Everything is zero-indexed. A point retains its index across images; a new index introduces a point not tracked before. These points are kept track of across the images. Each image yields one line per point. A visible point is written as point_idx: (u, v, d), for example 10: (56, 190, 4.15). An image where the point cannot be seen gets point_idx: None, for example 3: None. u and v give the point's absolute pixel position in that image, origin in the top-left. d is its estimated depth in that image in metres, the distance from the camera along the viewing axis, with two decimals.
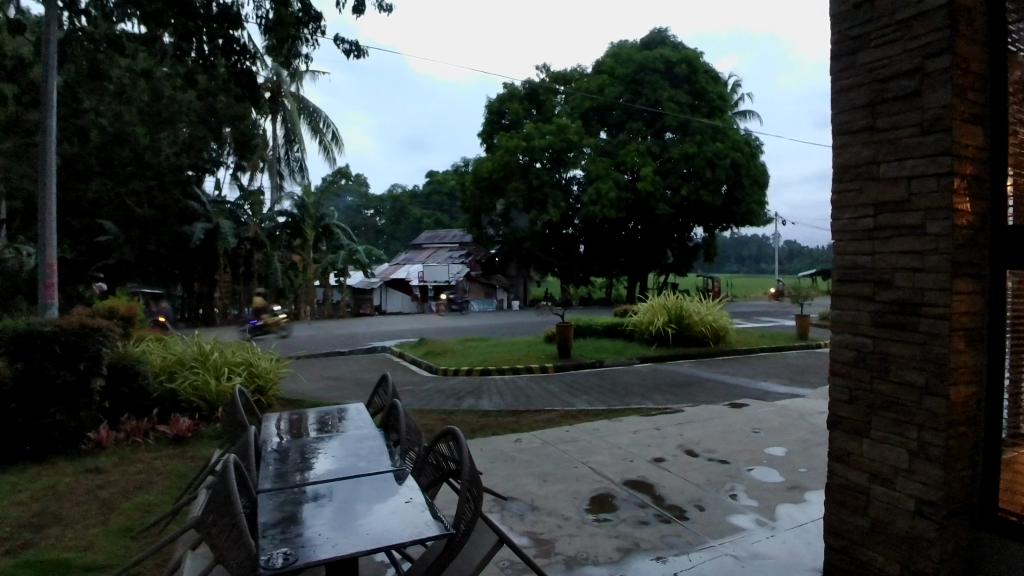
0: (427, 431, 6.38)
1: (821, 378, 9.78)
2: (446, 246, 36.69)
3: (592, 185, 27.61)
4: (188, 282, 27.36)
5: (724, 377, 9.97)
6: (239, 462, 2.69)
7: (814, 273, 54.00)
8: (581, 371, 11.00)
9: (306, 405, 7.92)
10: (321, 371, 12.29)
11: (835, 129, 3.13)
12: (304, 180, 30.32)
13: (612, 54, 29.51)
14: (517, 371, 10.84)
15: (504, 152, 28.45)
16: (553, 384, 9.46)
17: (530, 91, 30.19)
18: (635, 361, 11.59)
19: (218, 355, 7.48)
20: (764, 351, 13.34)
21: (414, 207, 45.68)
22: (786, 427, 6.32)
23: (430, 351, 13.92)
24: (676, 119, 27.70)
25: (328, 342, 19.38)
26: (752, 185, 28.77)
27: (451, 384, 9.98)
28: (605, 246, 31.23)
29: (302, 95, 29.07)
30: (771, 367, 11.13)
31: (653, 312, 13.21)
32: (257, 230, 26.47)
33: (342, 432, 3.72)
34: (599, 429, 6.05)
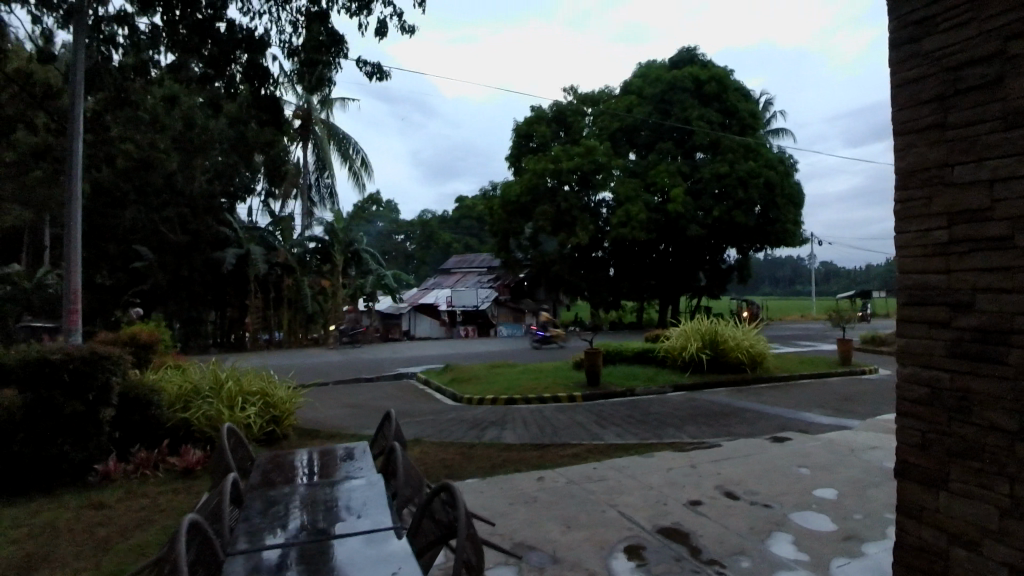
0: (445, 464, 6.00)
1: (868, 408, 9.14)
2: (475, 270, 36.53)
3: (621, 207, 27.20)
4: (220, 308, 27.65)
5: (763, 406, 9.38)
6: (200, 521, 2.31)
7: (854, 294, 52.48)
8: (610, 400, 10.51)
9: (323, 435, 7.63)
10: (344, 398, 12.04)
11: (899, 128, 2.82)
12: (334, 206, 30.59)
13: (641, 75, 29.33)
14: (543, 400, 10.41)
15: (532, 175, 28.30)
16: (581, 413, 9.02)
17: (558, 113, 30.11)
18: (668, 389, 11.06)
19: (233, 384, 7.24)
20: (805, 378, 12.67)
21: (444, 232, 45.84)
22: (834, 465, 5.78)
23: (455, 377, 13.57)
24: (706, 138, 27.29)
25: (355, 368, 19.18)
26: (787, 205, 28.06)
27: (474, 413, 9.60)
28: (635, 269, 30.69)
29: (333, 123, 29.48)
30: (813, 395, 10.50)
31: (686, 337, 12.68)
32: (287, 256, 26.70)
33: (339, 475, 3.36)
34: (629, 466, 5.60)
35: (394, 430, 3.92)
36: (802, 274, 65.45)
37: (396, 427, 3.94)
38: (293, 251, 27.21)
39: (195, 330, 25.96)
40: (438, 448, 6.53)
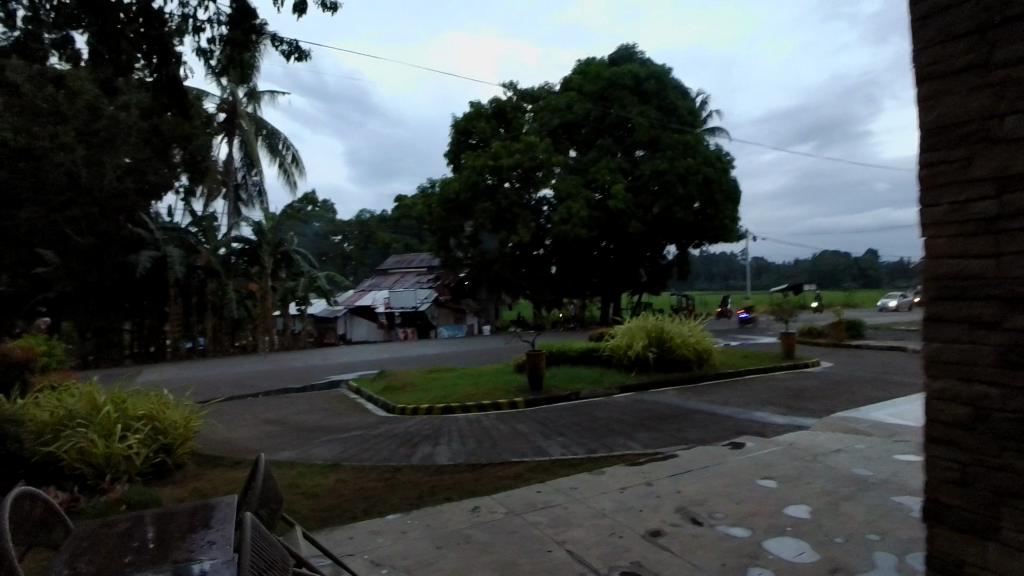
0: (365, 492, 5.16)
1: (819, 404, 8.82)
2: (413, 271, 35.39)
3: (562, 205, 26.73)
4: (137, 316, 25.70)
5: (714, 406, 8.90)
6: None
7: (786, 287, 54.25)
8: (555, 405, 9.82)
9: (227, 462, 6.65)
10: (262, 413, 10.97)
11: (937, 73, 2.61)
12: (263, 206, 28.87)
13: (580, 71, 28.98)
14: (483, 407, 9.62)
15: (470, 171, 27.45)
16: (523, 422, 8.32)
17: (496, 109, 29.37)
18: (614, 391, 10.47)
19: (113, 407, 6.16)
20: (753, 373, 12.40)
21: (382, 232, 44.39)
22: (799, 474, 5.24)
23: (389, 384, 12.61)
24: (645, 135, 27.19)
25: (283, 377, 17.95)
26: (724, 201, 28.28)
27: (407, 426, 8.76)
28: (577, 267, 30.38)
29: (260, 117, 27.77)
30: (762, 392, 10.13)
31: (632, 334, 12.15)
32: (210, 259, 25.00)
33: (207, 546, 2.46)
34: (577, 488, 4.92)
35: (262, 473, 2.98)
36: (738, 270, 67.23)
37: (262, 473, 2.98)
38: (217, 253, 25.52)
39: (108, 340, 24.38)
40: (356, 473, 5.65)
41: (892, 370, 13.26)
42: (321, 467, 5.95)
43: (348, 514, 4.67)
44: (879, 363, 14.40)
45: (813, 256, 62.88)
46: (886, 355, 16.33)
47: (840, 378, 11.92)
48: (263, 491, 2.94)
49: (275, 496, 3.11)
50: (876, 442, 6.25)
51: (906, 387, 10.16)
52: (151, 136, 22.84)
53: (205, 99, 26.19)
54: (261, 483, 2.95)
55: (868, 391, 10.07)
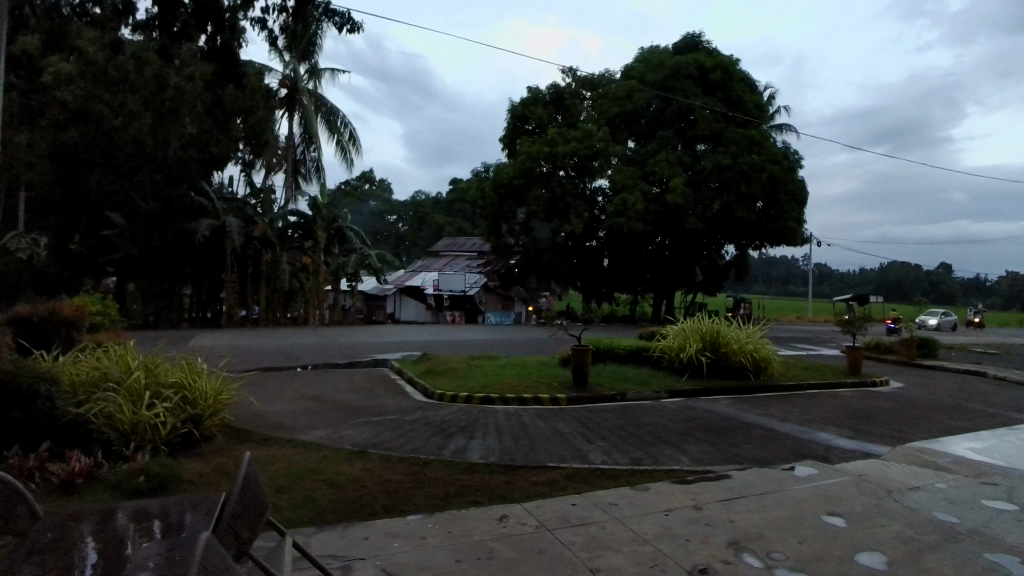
0: (388, 486, 4.83)
1: (887, 429, 8.07)
2: (464, 255, 35.26)
3: (617, 196, 25.98)
4: (196, 281, 26.40)
5: (772, 422, 8.25)
6: None
7: (850, 296, 51.69)
8: (597, 405, 9.33)
9: (256, 438, 6.43)
10: (301, 388, 10.88)
11: None
12: (320, 182, 29.19)
13: (643, 59, 28.07)
14: (522, 401, 9.23)
15: (525, 158, 26.98)
16: (562, 422, 7.88)
17: (555, 95, 28.75)
18: (661, 395, 9.91)
19: (144, 374, 6.08)
20: (813, 388, 11.59)
21: (436, 215, 44.54)
22: (871, 514, 4.64)
23: (429, 369, 12.37)
24: (709, 128, 26.11)
25: (327, 352, 18.06)
26: (790, 202, 26.95)
27: (442, 414, 8.44)
28: (630, 261, 29.59)
29: (320, 93, 28.07)
30: (824, 410, 9.39)
31: (685, 336, 11.53)
32: (266, 231, 25.42)
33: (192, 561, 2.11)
34: (616, 505, 4.46)
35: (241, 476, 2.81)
36: (798, 275, 64.74)
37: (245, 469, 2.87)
38: (274, 226, 25.97)
39: (168, 304, 24.65)
40: (382, 464, 5.32)
41: (965, 394, 12.22)
42: (348, 454, 5.67)
43: (367, 511, 4.33)
44: (951, 386, 13.31)
45: (879, 265, 59.95)
46: (957, 378, 15.16)
47: (909, 400, 11.00)
48: (240, 502, 2.74)
49: (255, 502, 2.92)
50: (959, 483, 5.58)
51: (986, 418, 9.25)
52: None
53: (268, 74, 26.65)
54: (240, 490, 2.77)
55: (942, 417, 9.20)
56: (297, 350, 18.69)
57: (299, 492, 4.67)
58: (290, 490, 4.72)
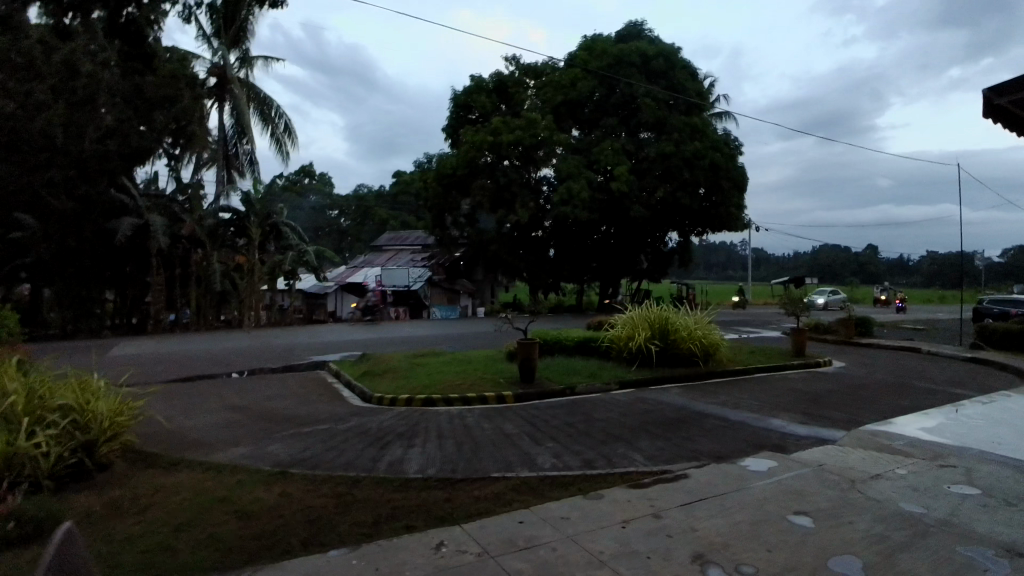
0: (310, 513, 4.24)
1: (840, 413, 7.98)
2: (407, 249, 34.34)
3: (562, 185, 25.64)
4: (119, 285, 24.61)
5: (724, 411, 8.00)
6: None
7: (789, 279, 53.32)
8: (546, 401, 8.91)
9: (162, 462, 5.72)
10: (227, 399, 10.05)
11: None
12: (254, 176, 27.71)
13: (586, 47, 27.81)
14: (468, 401, 8.70)
15: (469, 147, 26.30)
16: (510, 422, 7.37)
17: (498, 83, 28.17)
18: (613, 386, 9.58)
19: (23, 396, 5.27)
20: (762, 372, 11.57)
21: (378, 209, 43.35)
22: (837, 509, 4.34)
23: (369, 369, 11.70)
24: (652, 116, 26.07)
25: (263, 355, 17.04)
26: (731, 188, 27.28)
27: (382, 420, 7.82)
28: (576, 250, 29.42)
29: (252, 83, 26.60)
30: (776, 396, 9.24)
31: (634, 325, 11.23)
32: (194, 229, 23.90)
33: None
34: (569, 520, 4.02)
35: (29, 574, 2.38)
36: (737, 260, 66.59)
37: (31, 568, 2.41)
38: (202, 224, 24.49)
39: (88, 310, 22.93)
40: (306, 487, 4.71)
41: (907, 372, 12.43)
42: (267, 476, 5.04)
43: (281, 548, 3.74)
44: (892, 364, 13.57)
45: (813, 248, 62.38)
46: (895, 355, 15.55)
47: (854, 380, 11.06)
48: None
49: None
50: (920, 468, 5.39)
51: (933, 397, 9.37)
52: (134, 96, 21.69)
53: (193, 61, 25.12)
54: None
55: (890, 398, 9.19)
56: (233, 354, 17.60)
57: (203, 528, 4.02)
58: (192, 528, 4.06)
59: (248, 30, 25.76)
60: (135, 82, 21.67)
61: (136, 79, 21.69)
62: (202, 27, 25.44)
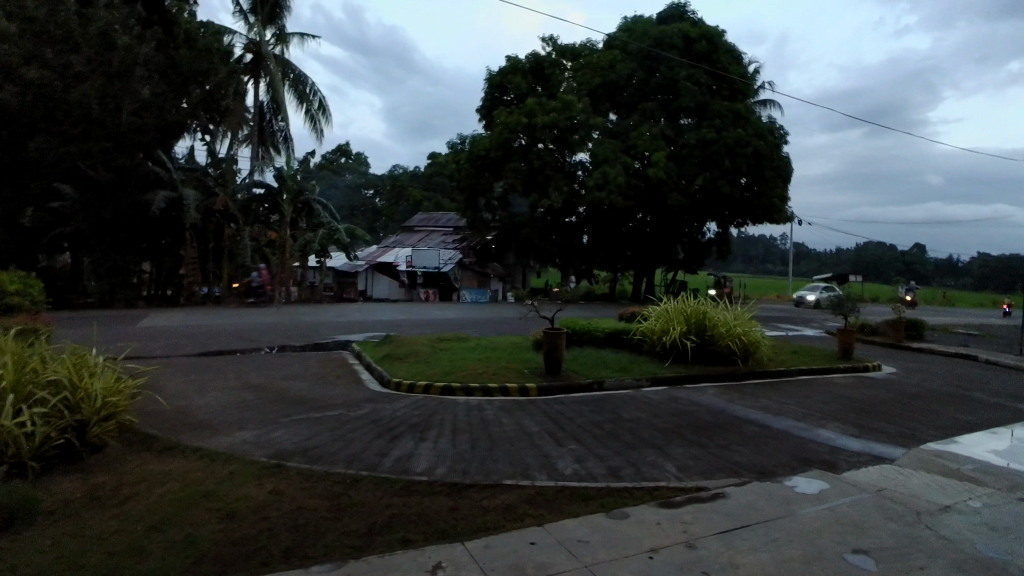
0: (297, 516, 3.82)
1: (894, 427, 7.28)
2: (439, 230, 33.98)
3: (598, 169, 24.85)
4: (156, 256, 24.81)
5: (765, 418, 7.36)
6: None
7: (832, 276, 51.44)
8: (571, 396, 8.37)
9: (156, 446, 5.37)
10: (243, 377, 9.80)
11: None
12: (288, 153, 27.56)
13: (627, 27, 26.84)
14: (488, 392, 8.23)
15: (503, 129, 25.70)
16: (530, 419, 6.86)
17: (534, 64, 27.40)
18: (643, 383, 8.99)
19: (14, 370, 4.98)
20: (804, 375, 10.83)
21: (413, 189, 43.09)
22: (904, 549, 3.75)
23: (390, 353, 11.31)
24: (693, 100, 25.05)
25: (287, 332, 16.86)
26: (776, 178, 26.13)
27: (396, 409, 7.40)
28: (611, 238, 28.66)
29: (287, 60, 26.40)
30: (821, 402, 8.57)
31: (669, 318, 10.58)
32: (227, 203, 23.88)
33: None
34: (589, 543, 3.52)
35: None
36: (776, 254, 64.75)
37: None
38: (235, 198, 24.46)
39: (124, 280, 23.12)
40: (300, 487, 4.28)
41: (962, 381, 11.52)
42: (261, 470, 4.64)
43: (259, 559, 3.32)
44: (944, 372, 12.66)
45: (857, 245, 60.20)
46: (947, 362, 14.57)
47: (904, 388, 10.24)
48: None
49: None
50: (995, 502, 4.76)
51: (994, 412, 8.58)
52: (169, 68, 21.63)
53: (229, 36, 25.04)
54: None
55: (948, 412, 8.40)
56: (257, 330, 17.45)
57: (179, 529, 3.63)
58: (168, 527, 3.67)
59: (284, 5, 25.54)
60: (170, 55, 21.59)
61: (172, 51, 21.62)
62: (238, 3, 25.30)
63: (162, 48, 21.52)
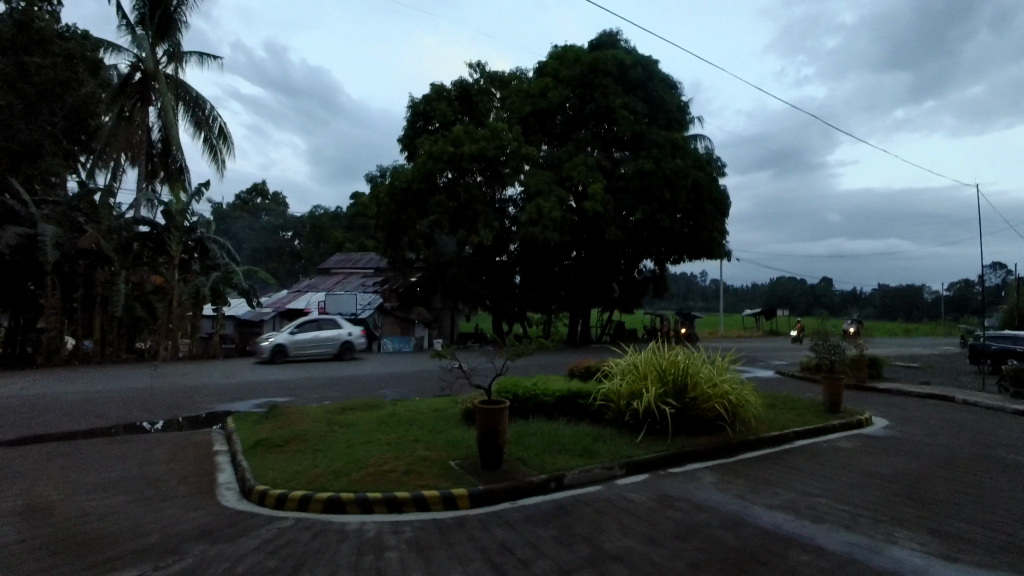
0: None
1: (984, 534, 5.10)
2: (358, 272, 31.02)
3: (531, 203, 22.74)
4: (10, 309, 20.55)
5: (807, 531, 5.01)
6: None
7: (759, 311, 51.86)
8: (520, 503, 5.76)
9: None
10: (35, 493, 6.60)
11: None
12: (182, 185, 23.92)
13: (558, 56, 25.45)
14: (397, 506, 5.52)
15: (426, 159, 23.37)
16: (457, 569, 4.19)
17: (462, 93, 25.39)
18: (617, 471, 6.53)
19: None
20: (801, 441, 8.70)
21: (334, 229, 40.02)
22: None
23: (269, 435, 8.35)
24: (629, 130, 23.70)
25: (158, 402, 13.43)
26: (714, 211, 24.93)
27: (243, 557, 4.56)
28: (544, 278, 26.59)
29: (182, 81, 23.13)
30: (854, 487, 6.38)
31: (639, 375, 8.19)
32: (99, 241, 20.09)
33: None
34: None
35: None
36: (697, 291, 65.52)
37: None
38: (112, 237, 20.55)
39: None
40: None
41: (966, 433, 9.81)
42: None
43: None
44: (934, 421, 11.00)
45: (774, 279, 61.49)
46: (920, 405, 13.08)
47: (923, 453, 8.27)
48: None
49: None
50: None
51: None
52: (18, 78, 18.13)
53: (108, 51, 21.70)
54: None
55: (1012, 491, 6.41)
56: (124, 399, 13.94)
57: None
58: None
59: (179, 20, 22.51)
60: (18, 60, 18.04)
61: (20, 56, 18.12)
62: (124, 14, 22.09)
63: (8, 53, 18.13)
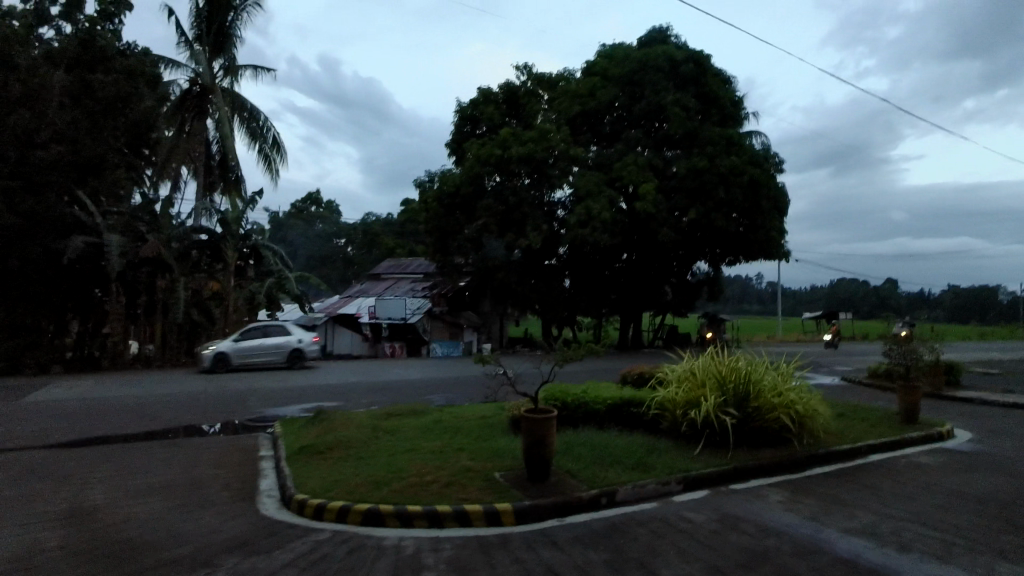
0: None
1: None
2: (408, 277, 31.18)
3: (580, 205, 22.29)
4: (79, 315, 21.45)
5: (892, 562, 4.44)
6: None
7: (821, 314, 49.66)
8: (569, 521, 5.37)
9: None
10: (84, 497, 6.63)
11: None
12: (237, 194, 24.51)
13: (606, 55, 24.94)
14: (438, 521, 5.23)
15: (474, 162, 23.24)
16: None
17: (509, 95, 25.18)
18: (674, 487, 6.06)
19: None
20: (876, 455, 7.98)
21: (386, 235, 40.43)
22: None
23: (313, 441, 8.21)
24: (681, 128, 22.95)
25: (211, 405, 13.62)
26: (772, 210, 23.88)
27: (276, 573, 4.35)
28: (594, 281, 26.05)
29: (237, 93, 23.71)
30: (942, 510, 5.72)
31: (696, 383, 7.68)
32: (159, 250, 20.70)
33: None
34: None
35: None
36: (753, 294, 63.41)
37: None
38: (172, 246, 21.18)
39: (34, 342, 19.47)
40: None
41: None
42: None
43: None
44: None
45: (834, 281, 58.96)
46: (1007, 416, 11.98)
47: (1019, 471, 7.43)
48: None
49: None
50: None
51: None
52: (83, 94, 18.96)
53: (168, 66, 22.45)
54: None
55: None
56: (180, 402, 14.21)
57: None
58: None
59: (234, 34, 23.08)
60: (83, 78, 18.97)
61: (85, 74, 19.04)
62: (182, 30, 22.82)
63: (74, 70, 19.11)
